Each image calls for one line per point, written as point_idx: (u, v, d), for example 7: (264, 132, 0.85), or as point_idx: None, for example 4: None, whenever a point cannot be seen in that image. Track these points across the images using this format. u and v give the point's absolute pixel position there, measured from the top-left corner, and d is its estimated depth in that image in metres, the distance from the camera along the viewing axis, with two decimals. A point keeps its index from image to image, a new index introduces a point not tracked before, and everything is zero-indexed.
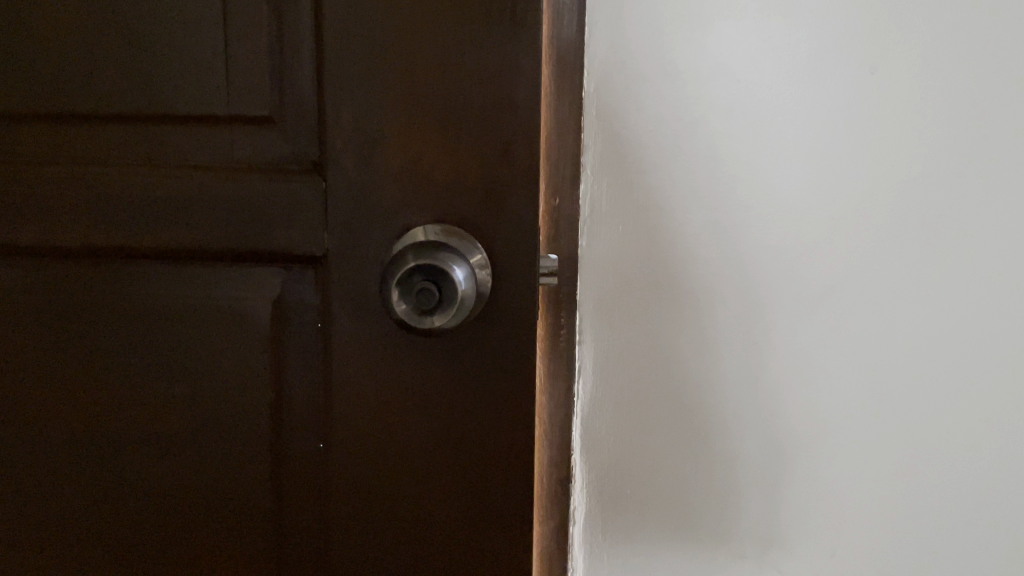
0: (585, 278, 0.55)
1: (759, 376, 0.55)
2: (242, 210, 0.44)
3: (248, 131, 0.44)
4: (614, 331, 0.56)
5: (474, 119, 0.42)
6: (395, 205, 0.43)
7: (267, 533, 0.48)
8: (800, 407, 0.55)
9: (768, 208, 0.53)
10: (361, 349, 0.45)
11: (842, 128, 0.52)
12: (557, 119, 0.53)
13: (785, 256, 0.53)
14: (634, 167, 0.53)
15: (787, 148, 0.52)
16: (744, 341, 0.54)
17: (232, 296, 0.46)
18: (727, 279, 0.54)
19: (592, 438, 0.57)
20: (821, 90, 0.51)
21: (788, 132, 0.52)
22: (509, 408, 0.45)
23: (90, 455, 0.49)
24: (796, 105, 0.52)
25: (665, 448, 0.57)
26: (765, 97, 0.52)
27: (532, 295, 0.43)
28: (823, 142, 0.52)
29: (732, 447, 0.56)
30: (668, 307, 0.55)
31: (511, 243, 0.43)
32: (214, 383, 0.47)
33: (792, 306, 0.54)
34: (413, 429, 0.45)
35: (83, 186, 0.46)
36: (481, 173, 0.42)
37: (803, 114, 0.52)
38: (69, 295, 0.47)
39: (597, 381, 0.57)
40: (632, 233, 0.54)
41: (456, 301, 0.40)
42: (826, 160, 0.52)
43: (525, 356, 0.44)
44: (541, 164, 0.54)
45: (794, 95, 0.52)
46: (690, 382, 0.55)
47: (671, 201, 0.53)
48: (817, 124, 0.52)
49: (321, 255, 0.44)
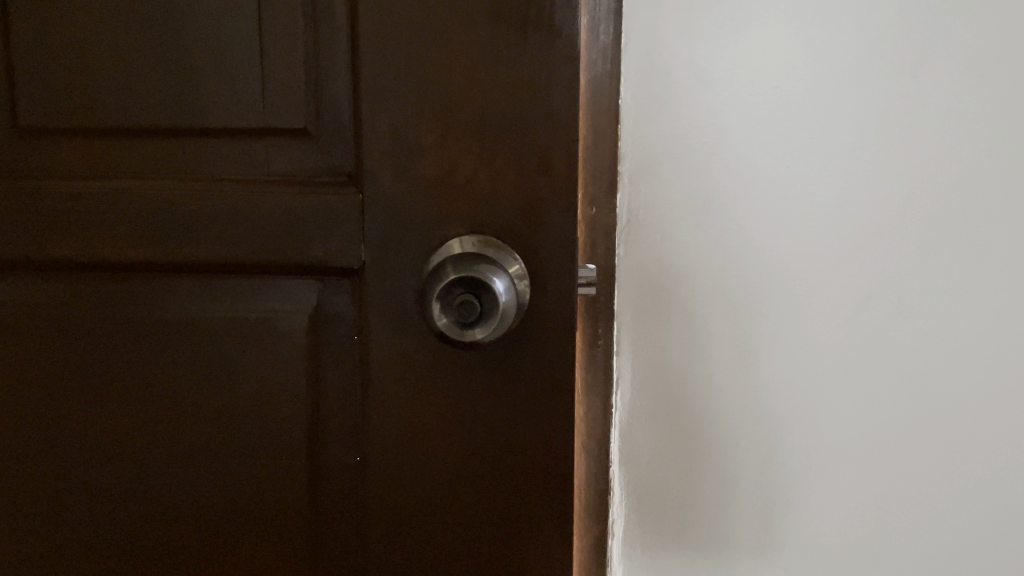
0: (622, 289, 0.55)
1: (799, 386, 0.54)
2: (281, 224, 0.44)
3: (283, 144, 0.44)
4: (651, 342, 0.55)
5: (512, 130, 0.42)
6: (432, 216, 0.43)
7: (304, 539, 0.48)
8: (840, 416, 0.54)
9: (805, 214, 0.52)
10: (400, 360, 0.44)
11: (881, 132, 0.51)
12: (593, 126, 0.52)
13: (824, 264, 0.53)
14: (669, 175, 0.53)
15: (824, 153, 0.51)
16: (781, 350, 0.54)
17: (270, 309, 0.46)
18: (766, 288, 0.53)
19: (630, 450, 0.57)
20: (859, 95, 0.51)
21: (826, 138, 0.51)
22: (549, 421, 0.44)
23: (126, 467, 0.49)
24: (834, 110, 0.51)
25: (703, 457, 0.56)
26: (801, 102, 0.51)
27: (571, 306, 0.43)
28: (861, 148, 0.51)
29: (772, 457, 0.55)
30: (706, 317, 0.54)
31: (551, 253, 0.42)
32: (250, 396, 0.47)
33: (830, 314, 0.53)
34: (450, 443, 0.45)
35: (120, 201, 0.46)
36: (520, 184, 0.42)
37: (841, 119, 0.51)
38: (110, 308, 0.47)
39: (634, 392, 0.56)
40: (668, 242, 0.53)
41: (497, 313, 0.39)
42: (864, 165, 0.51)
43: (565, 366, 0.43)
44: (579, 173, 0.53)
45: (831, 99, 0.51)
46: (726, 392, 0.55)
47: (707, 208, 0.53)
48: (855, 128, 0.51)
49: (358, 267, 0.44)
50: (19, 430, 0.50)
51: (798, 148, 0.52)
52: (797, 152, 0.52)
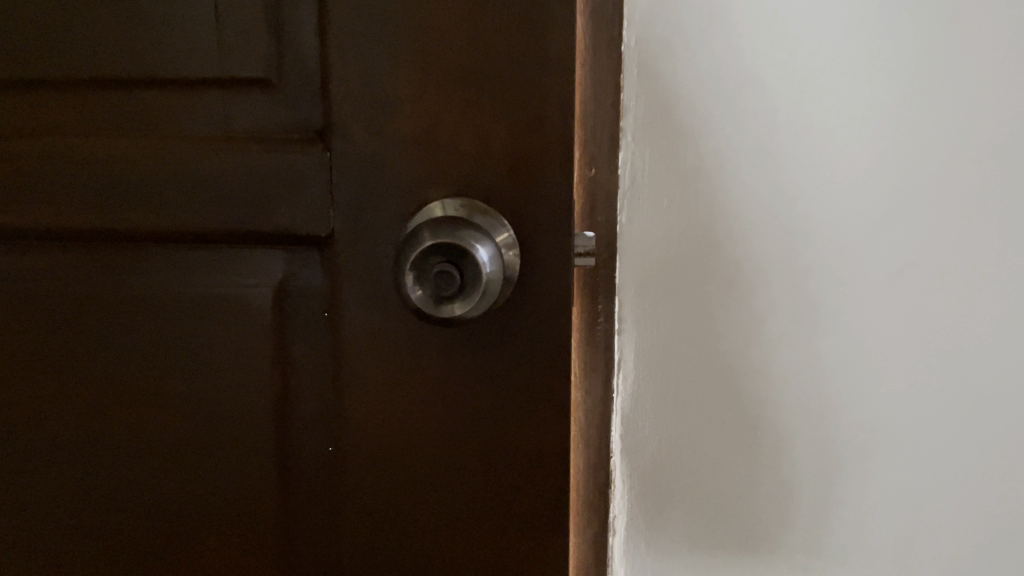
0: (625, 261, 0.49)
1: (825, 369, 0.49)
2: (241, 186, 0.39)
3: (243, 96, 0.39)
4: (658, 320, 0.50)
5: (501, 76, 0.37)
6: (410, 177, 0.38)
7: (273, 534, 0.44)
8: (868, 402, 0.49)
9: (833, 178, 0.47)
10: (375, 338, 0.40)
11: (919, 83, 0.45)
12: (592, 77, 0.47)
13: (853, 233, 0.47)
14: (679, 134, 0.47)
15: (855, 110, 0.46)
16: (806, 329, 0.48)
17: (232, 284, 0.41)
18: (788, 260, 0.48)
19: (634, 439, 0.52)
20: (894, 42, 0.45)
21: (856, 92, 0.46)
22: (541, 406, 0.39)
23: (80, 457, 0.44)
24: (866, 58, 0.45)
25: (715, 446, 0.51)
26: (828, 51, 0.46)
27: (565, 277, 0.38)
28: (897, 104, 0.46)
29: (791, 447, 0.50)
30: (720, 293, 0.49)
31: (543, 217, 0.37)
32: (211, 379, 0.42)
33: (860, 290, 0.48)
34: (431, 433, 0.40)
35: (67, 163, 0.41)
36: (508, 139, 0.37)
37: (873, 68, 0.45)
38: (60, 282, 0.43)
39: (639, 375, 0.51)
40: (678, 208, 0.48)
41: (479, 287, 0.33)
42: (899, 120, 0.46)
43: (559, 345, 0.39)
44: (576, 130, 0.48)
45: (863, 49, 0.45)
46: (743, 375, 0.49)
47: (721, 170, 0.47)
48: (891, 80, 0.46)
49: (327, 236, 0.39)
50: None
51: (825, 103, 0.46)
52: (824, 108, 0.46)
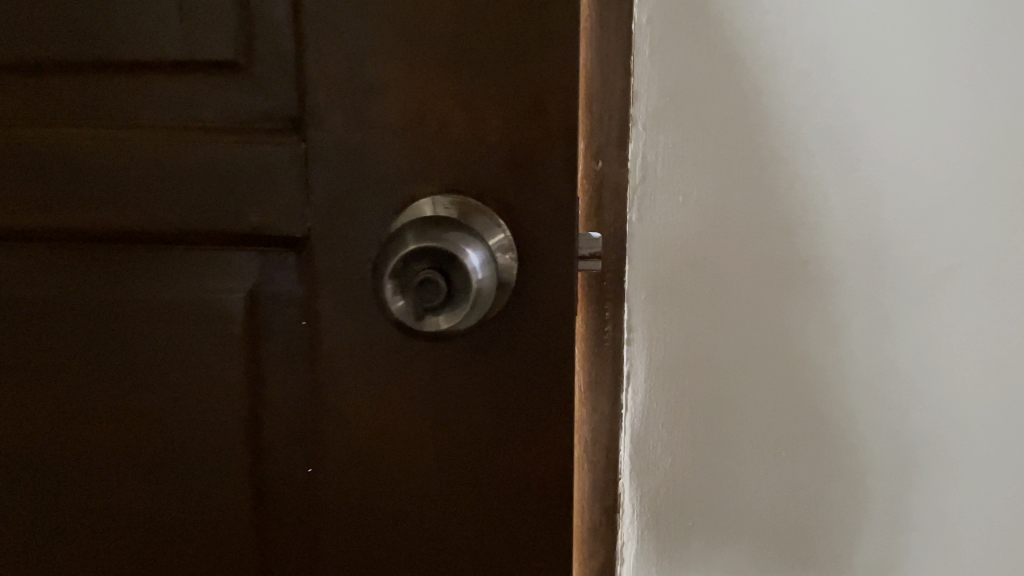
0: (636, 264, 0.44)
1: (858, 381, 0.44)
2: (208, 182, 0.35)
3: (209, 80, 0.35)
4: (673, 329, 0.45)
5: (498, 57, 0.33)
6: (394, 170, 0.34)
7: (248, 561, 0.40)
8: (904, 418, 0.44)
9: (869, 172, 0.42)
10: (356, 349, 0.36)
11: (968, 68, 0.41)
12: (598, 59, 0.42)
13: (893, 233, 0.42)
14: (697, 122, 0.42)
15: (896, 97, 0.41)
16: (837, 337, 0.44)
17: (201, 289, 0.37)
18: (820, 262, 0.43)
19: (646, 460, 0.47)
20: (940, 21, 0.40)
21: (897, 77, 0.41)
22: (542, 423, 0.36)
23: (38, 475, 0.41)
24: (909, 40, 0.41)
25: (736, 466, 0.46)
26: (867, 30, 0.41)
27: (567, 282, 0.34)
28: (943, 90, 0.41)
29: (820, 466, 0.46)
30: (743, 298, 0.44)
31: (544, 216, 0.33)
32: (175, 396, 0.38)
33: (898, 296, 0.43)
34: (417, 456, 0.36)
35: (17, 156, 0.37)
36: (505, 130, 0.33)
37: (916, 51, 0.41)
38: (12, 285, 0.39)
39: (652, 389, 0.46)
40: (696, 205, 0.43)
41: (469, 297, 0.29)
42: (945, 108, 0.41)
43: (561, 358, 0.35)
44: (581, 117, 0.43)
45: (907, 28, 0.40)
46: (767, 388, 0.45)
47: (745, 163, 0.42)
48: (937, 63, 0.41)
49: (302, 236, 0.35)
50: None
51: (864, 87, 0.41)
52: (862, 93, 0.41)
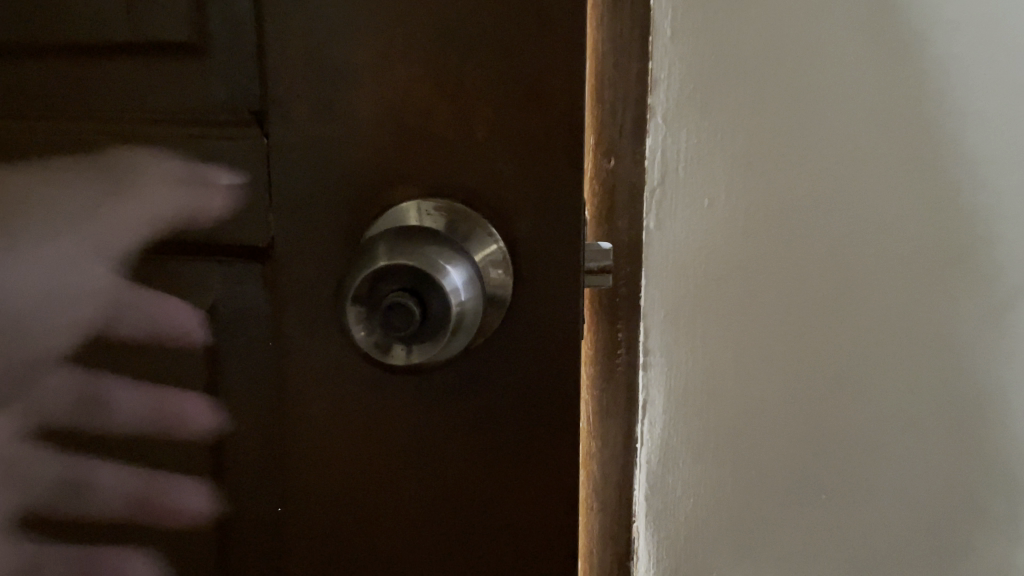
0: (654, 277, 0.39)
1: (909, 409, 0.39)
2: (169, 181, 0.31)
3: (160, 65, 0.30)
4: (697, 351, 0.39)
5: (490, 37, 0.28)
6: (369, 170, 0.29)
7: None
8: (963, 447, 0.40)
9: (926, 179, 0.37)
10: (330, 375, 0.31)
11: None
12: (611, 42, 0.36)
13: (951, 243, 0.38)
14: (729, 115, 0.37)
15: (960, 89, 0.36)
16: (886, 361, 0.39)
17: (152, 306, 0.32)
18: (866, 274, 0.38)
19: (665, 499, 0.41)
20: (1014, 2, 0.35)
21: (967, 66, 0.36)
22: (542, 463, 0.31)
23: None
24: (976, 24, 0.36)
25: (769, 502, 0.41)
26: (935, 12, 0.35)
27: (572, 300, 0.29)
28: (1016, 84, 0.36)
29: (867, 502, 0.40)
30: (779, 314, 0.39)
31: (544, 224, 0.29)
32: (136, 429, 0.33)
33: (954, 312, 0.38)
34: (396, 500, 0.31)
35: None
36: (498, 124, 0.28)
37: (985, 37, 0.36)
38: None
39: (672, 419, 0.40)
40: (724, 211, 0.38)
41: (449, 322, 0.24)
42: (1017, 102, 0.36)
43: (565, 389, 0.30)
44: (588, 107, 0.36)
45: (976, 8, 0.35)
46: (804, 419, 0.40)
47: (783, 162, 0.37)
48: (1017, 54, 0.36)
49: (267, 245, 0.31)
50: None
51: (928, 77, 0.36)
52: (926, 84, 0.36)
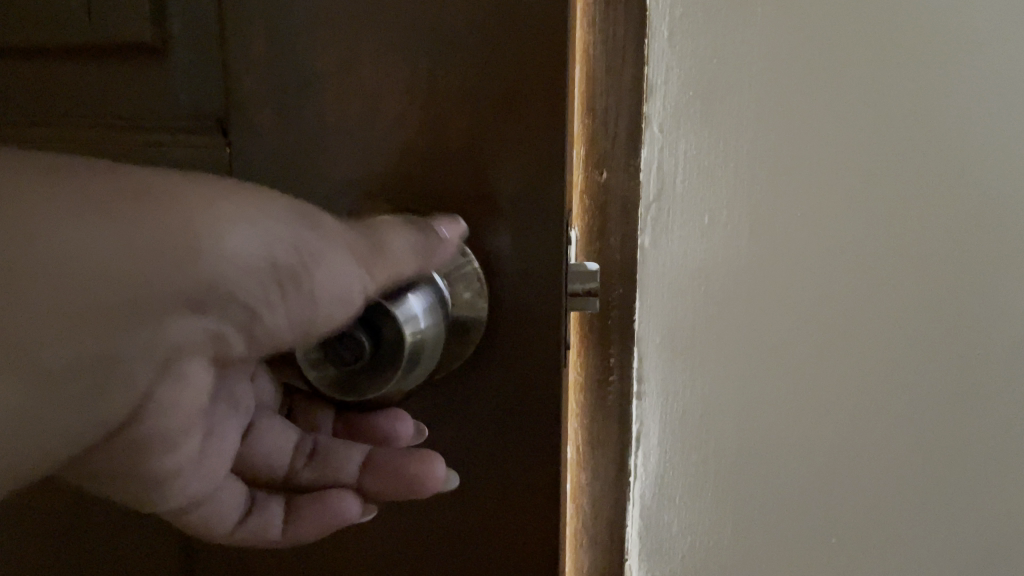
0: (651, 299, 0.35)
1: (933, 454, 0.35)
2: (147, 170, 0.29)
3: (121, 67, 0.29)
4: (697, 381, 0.36)
5: (462, 42, 0.25)
6: (333, 183, 0.27)
7: None
8: (997, 504, 0.35)
9: (963, 201, 0.33)
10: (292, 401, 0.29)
11: None
12: (603, 39, 0.31)
13: (985, 275, 0.33)
14: (735, 124, 0.33)
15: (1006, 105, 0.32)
16: (912, 400, 0.35)
17: None
18: (890, 304, 0.34)
19: (659, 535, 0.38)
20: None
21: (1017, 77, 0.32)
22: (515, 502, 0.28)
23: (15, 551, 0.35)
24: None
25: (775, 546, 0.37)
26: (977, 16, 0.31)
27: (547, 328, 0.27)
28: None
29: (884, 550, 0.37)
30: (790, 343, 0.35)
31: (517, 247, 0.26)
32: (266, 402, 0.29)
33: (992, 353, 0.34)
34: (360, 534, 0.30)
35: None
36: (467, 138, 0.26)
37: None
38: None
39: (668, 454, 0.37)
40: (727, 229, 0.34)
41: (406, 349, 0.24)
42: None
43: (539, 424, 0.28)
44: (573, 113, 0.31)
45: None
46: (814, 458, 0.36)
47: (794, 178, 0.33)
48: None
49: None
50: (59, 414, 0.19)
51: (967, 88, 0.32)
52: (964, 95, 0.32)
